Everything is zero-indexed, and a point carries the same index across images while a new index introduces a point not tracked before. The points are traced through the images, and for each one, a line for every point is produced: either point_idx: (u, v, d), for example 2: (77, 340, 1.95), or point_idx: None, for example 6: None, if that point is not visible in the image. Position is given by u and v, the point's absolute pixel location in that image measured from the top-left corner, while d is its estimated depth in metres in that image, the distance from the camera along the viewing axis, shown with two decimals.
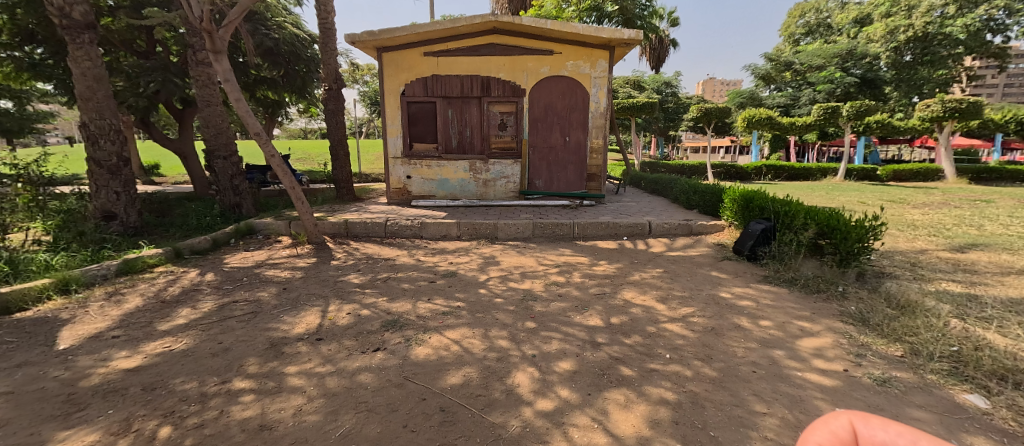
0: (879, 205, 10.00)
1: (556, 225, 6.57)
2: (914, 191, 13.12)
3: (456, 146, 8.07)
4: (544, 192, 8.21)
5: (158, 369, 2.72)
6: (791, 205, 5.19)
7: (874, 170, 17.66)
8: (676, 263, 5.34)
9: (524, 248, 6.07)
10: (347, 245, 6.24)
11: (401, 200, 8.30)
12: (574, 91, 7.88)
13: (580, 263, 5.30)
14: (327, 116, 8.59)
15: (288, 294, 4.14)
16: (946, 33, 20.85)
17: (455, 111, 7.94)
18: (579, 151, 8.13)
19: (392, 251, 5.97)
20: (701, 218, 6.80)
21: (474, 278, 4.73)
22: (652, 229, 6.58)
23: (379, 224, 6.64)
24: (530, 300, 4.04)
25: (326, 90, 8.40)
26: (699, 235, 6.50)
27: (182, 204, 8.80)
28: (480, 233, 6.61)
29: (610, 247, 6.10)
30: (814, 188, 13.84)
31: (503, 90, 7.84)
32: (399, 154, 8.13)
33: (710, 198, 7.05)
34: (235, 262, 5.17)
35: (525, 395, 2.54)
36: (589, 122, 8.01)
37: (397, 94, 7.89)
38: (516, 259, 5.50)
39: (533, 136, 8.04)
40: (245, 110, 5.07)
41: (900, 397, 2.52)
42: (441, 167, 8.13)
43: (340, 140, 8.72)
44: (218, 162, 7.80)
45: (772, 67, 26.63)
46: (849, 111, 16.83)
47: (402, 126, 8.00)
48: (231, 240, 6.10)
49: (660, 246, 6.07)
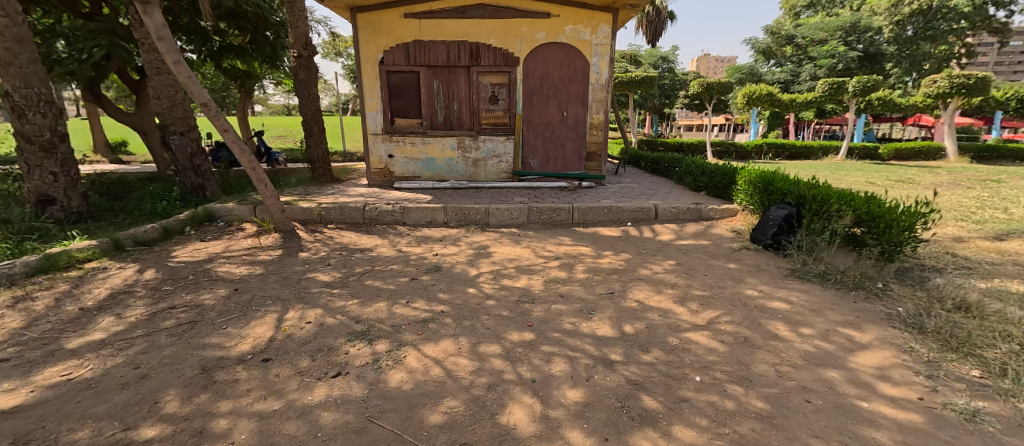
0: (888, 185, 9.49)
1: (555, 210, 5.94)
2: (919, 171, 12.70)
3: (442, 121, 7.31)
4: (539, 173, 7.54)
5: (43, 412, 2.08)
6: (819, 189, 4.60)
7: (874, 148, 17.29)
8: (688, 253, 4.79)
9: (520, 236, 5.46)
10: (320, 233, 5.56)
11: (383, 182, 7.58)
12: (572, 59, 7.11)
13: (581, 255, 4.70)
14: (297, 87, 7.73)
15: (239, 296, 3.48)
16: (950, 7, 21.01)
17: (440, 82, 7.14)
18: (578, 128, 7.43)
19: (371, 241, 5.32)
20: (712, 202, 6.21)
21: (462, 273, 4.10)
22: (658, 214, 5.99)
23: (357, 209, 5.94)
24: (527, 302, 3.44)
25: (296, 57, 7.52)
26: (710, 220, 5.94)
27: (140, 187, 7.97)
28: (469, 218, 5.96)
29: (614, 235, 5.51)
30: (818, 167, 13.34)
31: (494, 59, 7.05)
32: (379, 130, 7.36)
33: (721, 180, 6.46)
34: (184, 256, 4.47)
35: (526, 442, 1.95)
36: (589, 94, 7.28)
37: (375, 63, 7.05)
38: (510, 250, 4.88)
39: (527, 111, 7.31)
40: (187, 76, 4.32)
41: (1000, 438, 1.96)
42: (426, 144, 7.40)
43: (313, 115, 7.92)
44: (175, 138, 7.01)
45: (772, 41, 25.71)
46: (856, 87, 16.14)
47: (382, 98, 7.19)
48: (186, 229, 5.39)
49: (669, 234, 5.51)
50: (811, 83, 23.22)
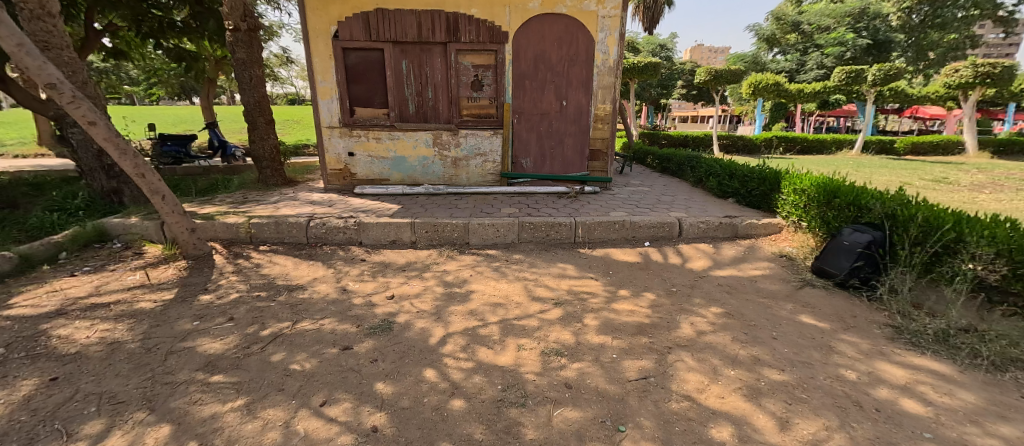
0: (925, 185, 8.38)
1: (553, 226, 4.66)
2: (945, 167, 11.65)
3: (414, 112, 5.97)
4: (533, 175, 6.23)
5: None
6: (917, 208, 3.37)
7: (891, 142, 16.13)
8: (735, 292, 3.54)
9: (507, 263, 4.18)
10: (244, 260, 4.23)
11: (342, 186, 6.22)
12: (574, 36, 5.77)
13: (590, 297, 3.42)
14: (235, 67, 6.29)
15: (51, 396, 2.16)
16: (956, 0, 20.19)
17: (410, 63, 5.77)
18: (580, 120, 6.11)
19: (309, 271, 4.00)
20: (748, 214, 4.96)
21: (421, 336, 2.80)
22: (683, 231, 4.75)
23: (299, 225, 4.60)
24: (514, 403, 2.15)
25: (232, 30, 6.10)
26: (747, 239, 4.69)
27: (46, 191, 6.51)
28: (444, 237, 4.66)
29: (630, 262, 4.25)
30: (837, 164, 12.19)
31: (476, 34, 5.69)
32: (335, 122, 5.97)
33: (756, 186, 5.19)
34: (24, 305, 3.11)
35: None
36: (593, 79, 5.96)
37: (327, 37, 5.63)
38: (494, 289, 3.58)
39: (517, 100, 5.98)
40: (18, 44, 3.03)
41: None
42: (394, 140, 6.04)
43: (257, 103, 6.49)
44: (74, 132, 5.60)
45: (776, 28, 24.36)
46: (876, 75, 14.69)
47: (338, 83, 5.79)
48: (61, 256, 4.05)
49: (702, 260, 4.25)
50: (819, 72, 21.91)
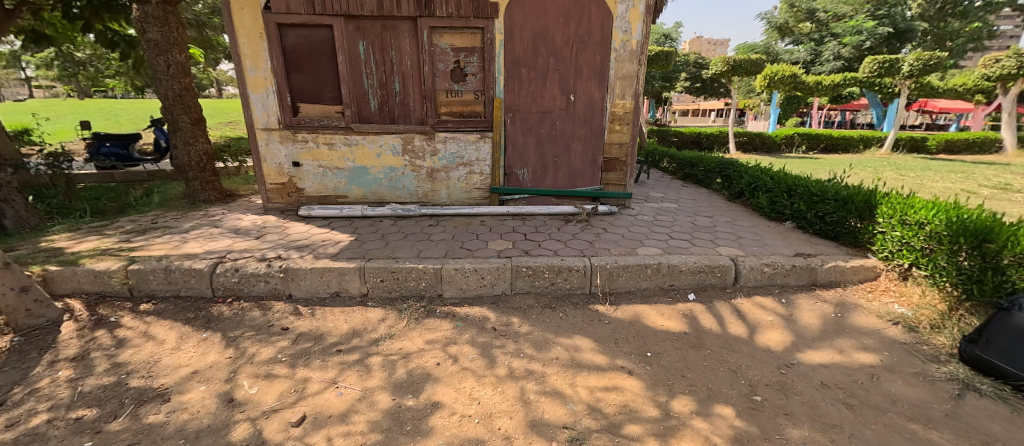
0: (995, 193, 7.02)
1: (560, 273, 3.31)
2: (998, 170, 10.30)
3: (376, 109, 4.59)
4: (531, 191, 4.87)
5: None
6: None
7: (922, 139, 14.77)
8: (857, 403, 2.20)
9: (494, 337, 2.82)
10: (106, 330, 2.86)
11: (287, 204, 4.85)
12: (585, 9, 4.37)
13: (625, 422, 2.08)
14: (146, 51, 4.86)
15: None
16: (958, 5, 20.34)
17: (370, 45, 4.38)
18: (592, 120, 4.75)
19: (196, 353, 2.65)
20: (826, 251, 3.61)
21: None
22: (740, 276, 3.40)
23: (199, 273, 3.23)
24: None
25: (139, 2, 4.70)
26: (830, 288, 3.36)
27: None
28: (406, 288, 3.31)
29: (674, 331, 2.91)
30: (874, 166, 10.82)
31: (456, 6, 4.30)
32: (273, 123, 4.57)
33: (833, 210, 3.83)
34: None
35: None
36: (609, 66, 4.58)
37: (257, 9, 4.22)
38: (472, 399, 2.24)
39: (512, 94, 4.60)
40: None
41: None
42: (351, 146, 4.65)
43: (178, 97, 5.06)
44: None
45: (789, 16, 22.95)
46: (912, 65, 13.31)
47: (274, 71, 4.39)
48: None
49: (779, 330, 2.91)
50: (835, 63, 20.48)
